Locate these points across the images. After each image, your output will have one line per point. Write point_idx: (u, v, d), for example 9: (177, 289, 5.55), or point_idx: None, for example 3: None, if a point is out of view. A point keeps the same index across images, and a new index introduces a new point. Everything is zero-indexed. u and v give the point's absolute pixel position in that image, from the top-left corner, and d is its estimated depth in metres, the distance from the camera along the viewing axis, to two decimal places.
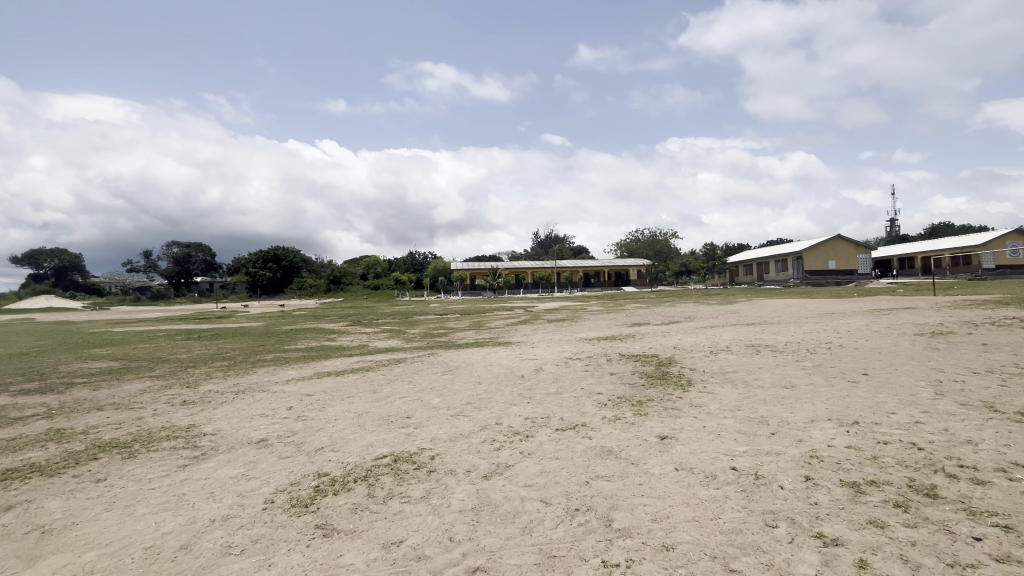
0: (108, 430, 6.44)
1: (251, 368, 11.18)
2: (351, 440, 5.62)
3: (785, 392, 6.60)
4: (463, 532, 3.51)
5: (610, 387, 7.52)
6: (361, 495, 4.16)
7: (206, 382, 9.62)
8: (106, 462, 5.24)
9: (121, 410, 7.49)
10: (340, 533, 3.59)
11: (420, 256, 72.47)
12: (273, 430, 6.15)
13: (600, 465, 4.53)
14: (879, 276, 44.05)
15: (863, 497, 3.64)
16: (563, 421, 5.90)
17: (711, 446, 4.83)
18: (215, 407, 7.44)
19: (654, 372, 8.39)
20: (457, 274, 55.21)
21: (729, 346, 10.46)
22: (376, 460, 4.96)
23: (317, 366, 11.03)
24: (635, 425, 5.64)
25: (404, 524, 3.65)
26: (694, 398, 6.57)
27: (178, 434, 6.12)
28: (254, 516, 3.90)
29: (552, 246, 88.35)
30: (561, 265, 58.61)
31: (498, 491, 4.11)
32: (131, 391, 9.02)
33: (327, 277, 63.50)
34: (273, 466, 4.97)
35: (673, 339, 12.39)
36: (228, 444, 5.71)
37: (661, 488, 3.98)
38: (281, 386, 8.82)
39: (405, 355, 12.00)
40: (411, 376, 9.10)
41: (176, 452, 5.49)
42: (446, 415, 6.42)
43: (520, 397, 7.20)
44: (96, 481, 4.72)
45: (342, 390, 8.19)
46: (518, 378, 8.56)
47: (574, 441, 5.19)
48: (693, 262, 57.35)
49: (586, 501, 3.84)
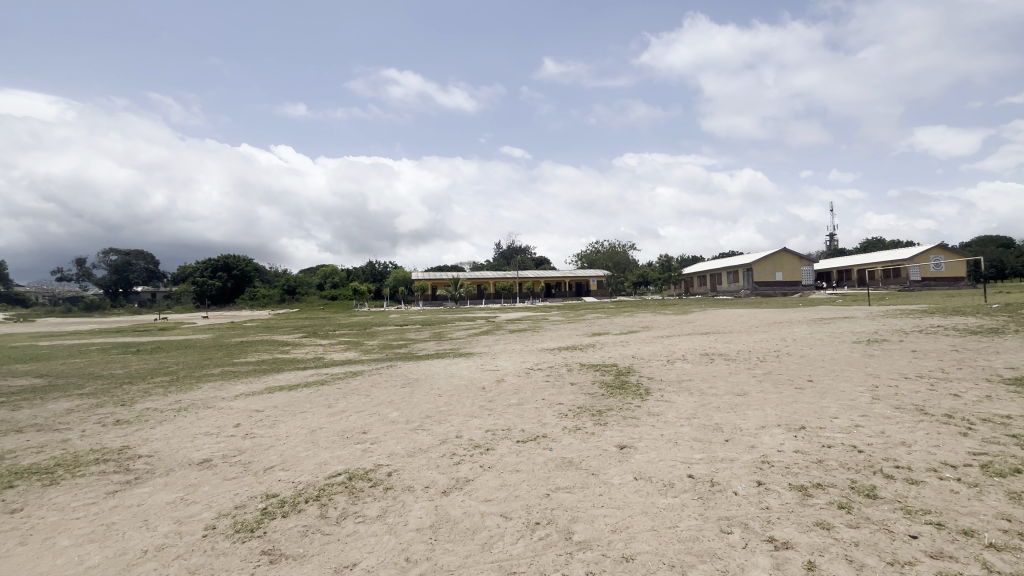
0: (27, 454, 5.86)
1: (195, 383, 10.51)
2: (303, 458, 5.36)
3: (738, 399, 6.84)
4: (421, 551, 3.39)
5: (570, 398, 7.55)
6: (313, 516, 3.96)
7: (144, 399, 8.97)
8: (23, 490, 4.75)
9: (44, 432, 6.85)
10: (288, 559, 3.39)
11: (380, 267, 71.10)
12: (218, 450, 5.80)
13: (561, 477, 4.51)
14: (821, 286, 46.83)
15: (810, 500, 3.79)
16: (524, 433, 5.87)
17: (669, 454, 4.92)
18: (153, 427, 6.92)
19: (614, 382, 8.49)
20: (417, 284, 54.40)
21: (685, 355, 10.75)
22: (329, 478, 4.75)
23: (267, 380, 10.49)
24: (596, 434, 5.69)
25: (358, 546, 3.49)
26: (652, 407, 6.72)
27: (109, 457, 5.65)
28: (193, 544, 3.63)
29: (514, 257, 89.00)
30: (523, 275, 59.01)
31: (458, 507, 4.00)
32: (57, 410, 8.28)
33: (282, 287, 61.20)
34: (216, 488, 4.66)
35: (632, 348, 12.65)
36: (166, 466, 5.32)
37: (620, 498, 4.00)
38: (227, 402, 8.31)
39: (363, 367, 11.64)
40: (369, 389, 8.84)
41: (107, 476, 5.07)
42: (404, 430, 6.25)
43: (481, 409, 7.12)
44: (10, 513, 4.26)
45: (295, 406, 7.81)
46: (479, 390, 8.45)
47: (535, 452, 5.16)
48: (650, 272, 58.84)
49: (547, 514, 3.80)
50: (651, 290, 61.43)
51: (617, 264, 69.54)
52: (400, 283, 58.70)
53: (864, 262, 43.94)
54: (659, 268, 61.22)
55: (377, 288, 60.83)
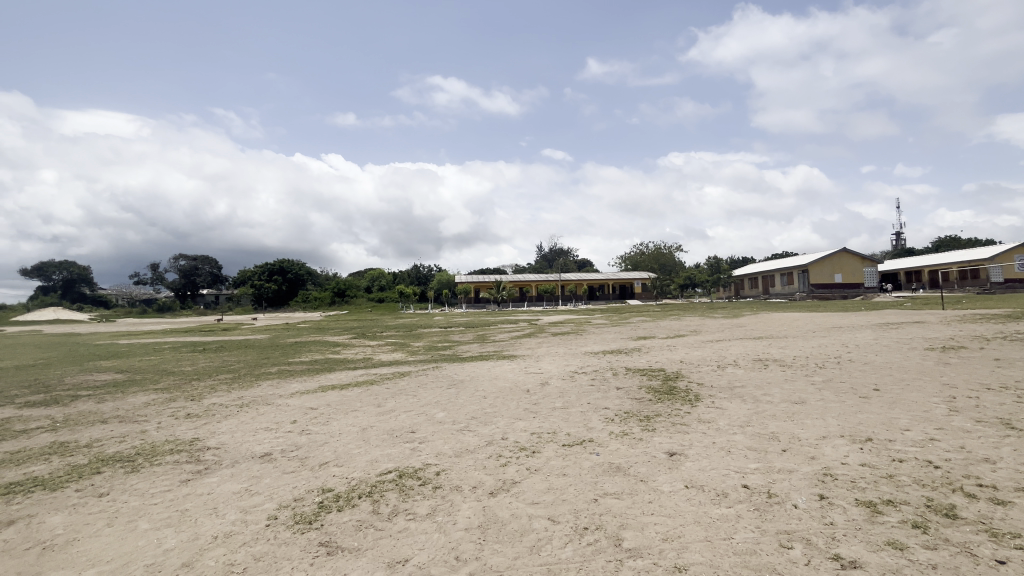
0: (111, 444, 6.39)
1: (255, 380, 11.14)
2: (355, 455, 5.57)
3: (795, 407, 6.50)
4: (470, 551, 3.43)
5: (616, 402, 7.43)
6: (366, 512, 4.10)
7: (211, 394, 9.58)
8: (109, 476, 5.19)
9: (126, 423, 7.46)
10: (344, 551, 3.53)
11: (425, 270, 72.78)
12: (277, 444, 6.11)
13: (608, 482, 4.45)
14: (886, 288, 43.83)
15: (879, 517, 3.54)
16: (570, 437, 5.83)
17: (722, 463, 4.74)
18: (219, 421, 7.39)
19: (661, 387, 8.27)
20: (461, 287, 55.25)
21: (736, 360, 10.33)
22: (380, 475, 4.91)
23: (321, 379, 10.94)
24: (644, 440, 5.57)
25: (409, 543, 3.58)
26: (702, 414, 6.50)
27: (181, 448, 6.08)
28: (257, 533, 3.84)
29: (556, 260, 88.79)
30: (566, 278, 58.70)
31: (505, 508, 4.03)
32: (136, 403, 8.99)
33: (333, 290, 63.80)
34: (277, 481, 4.92)
35: (680, 352, 12.30)
36: (232, 458, 5.67)
37: (671, 506, 3.90)
38: (285, 399, 8.76)
39: (410, 369, 11.93)
40: (416, 390, 9.06)
41: (180, 466, 5.45)
42: (451, 430, 6.36)
43: (526, 411, 7.12)
44: (98, 496, 4.66)
45: (347, 404, 8.13)
46: (524, 392, 8.48)
47: (581, 457, 5.12)
48: (697, 275, 56.97)
49: (595, 519, 3.76)
50: (698, 293, 59.53)
51: (662, 265, 67.86)
52: (444, 287, 59.83)
53: (936, 262, 40.77)
54: (707, 269, 59.16)
55: (422, 291, 62.25)
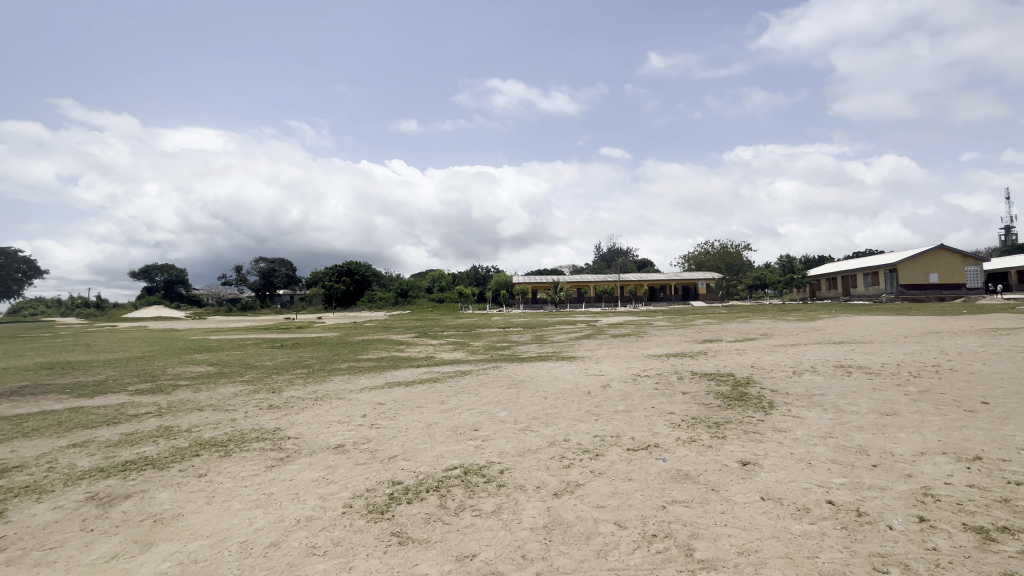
0: (206, 430, 7.03)
1: (328, 375, 11.84)
2: (422, 450, 5.76)
3: (886, 419, 5.95)
4: (536, 550, 3.45)
5: (682, 407, 7.16)
6: (434, 505, 4.23)
7: (289, 388, 10.30)
8: (206, 458, 5.72)
9: (218, 411, 8.21)
10: (415, 542, 3.66)
11: (483, 271, 73.97)
12: (350, 437, 6.45)
13: (677, 489, 4.29)
14: (993, 289, 39.08)
15: (993, 545, 3.17)
16: (634, 441, 5.70)
17: (801, 475, 4.44)
18: (297, 412, 7.93)
19: (731, 393, 7.86)
20: (519, 288, 55.67)
21: (815, 367, 9.61)
22: (446, 471, 5.05)
23: (387, 376, 11.41)
24: (713, 448, 5.32)
25: (476, 538, 3.65)
26: (778, 422, 6.11)
27: (266, 436, 6.59)
28: (335, 519, 4.07)
29: (615, 260, 87.19)
30: (625, 278, 57.46)
31: (570, 510, 4.01)
32: (226, 394, 9.85)
33: (396, 290, 66.44)
34: (350, 471, 5.20)
35: (750, 357, 11.64)
36: (310, 448, 6.06)
37: (746, 518, 3.70)
38: (355, 394, 9.24)
39: (470, 367, 12.18)
40: (478, 389, 9.22)
41: (264, 453, 5.89)
42: (513, 429, 6.42)
43: (588, 414, 7.04)
44: (198, 476, 5.15)
45: (412, 401, 8.43)
46: (584, 394, 8.36)
47: (647, 462, 4.98)
48: (767, 274, 53.73)
49: (664, 527, 3.65)
50: (769, 293, 56.16)
51: (728, 265, 64.64)
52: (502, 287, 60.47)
53: None
54: (779, 269, 55.58)
55: (480, 291, 63.30)
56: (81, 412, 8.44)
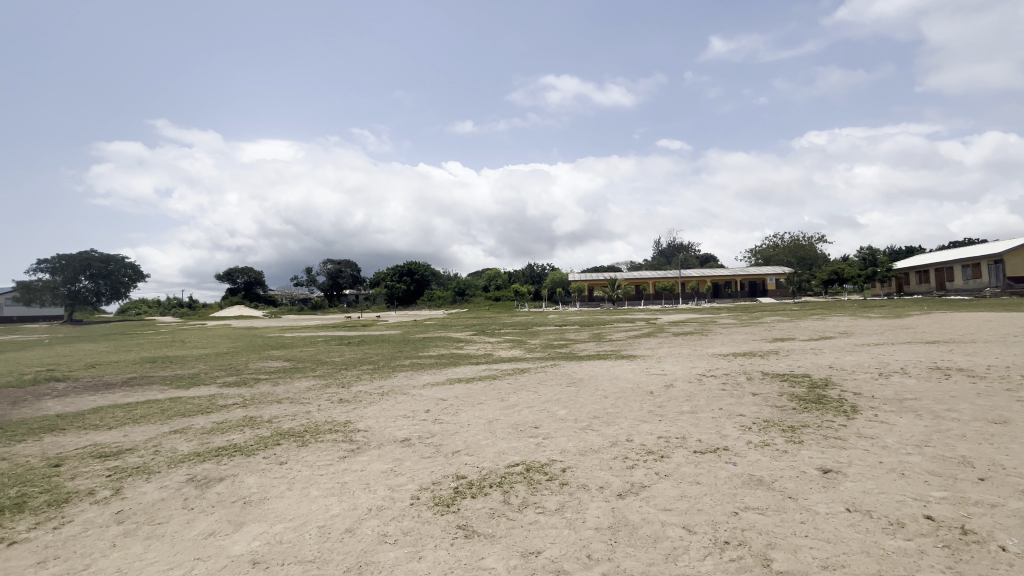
0: (285, 421, 7.55)
1: (392, 372, 12.34)
2: (484, 446, 5.86)
3: (995, 428, 5.32)
4: (602, 551, 3.41)
5: (753, 409, 6.79)
6: (498, 501, 4.29)
7: (357, 383, 10.85)
8: (286, 447, 6.15)
9: (295, 404, 8.79)
10: (480, 536, 3.73)
11: (539, 269, 73.97)
12: (415, 431, 6.69)
13: (750, 495, 4.08)
14: None
15: None
16: (701, 443, 5.48)
17: (893, 487, 4.07)
18: (365, 406, 8.33)
19: (808, 395, 7.35)
20: (575, 285, 55.17)
21: (905, 368, 8.77)
22: (509, 467, 5.10)
23: (448, 373, 11.71)
24: (789, 453, 5.01)
25: (541, 535, 3.67)
26: (864, 428, 5.64)
27: (338, 428, 6.98)
28: (404, 510, 4.24)
29: (675, 256, 84.18)
30: (686, 274, 55.35)
31: (636, 512, 3.93)
32: (301, 387, 10.54)
33: (454, 289, 68.02)
34: (417, 464, 5.38)
35: (828, 357, 10.83)
36: (378, 440, 6.34)
37: (829, 530, 3.46)
38: (418, 390, 9.56)
39: (529, 365, 12.22)
40: (537, 386, 9.24)
41: (337, 444, 6.24)
42: (573, 428, 6.37)
43: (651, 414, 6.85)
44: (280, 464, 5.55)
45: (472, 397, 8.59)
46: (646, 394, 8.15)
47: (716, 466, 4.78)
48: (845, 267, 49.75)
49: (737, 534, 3.49)
50: (847, 289, 51.96)
51: (801, 258, 60.48)
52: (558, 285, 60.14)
53: None
54: (859, 261, 51.30)
55: (536, 289, 63.35)
56: (179, 402, 9.35)
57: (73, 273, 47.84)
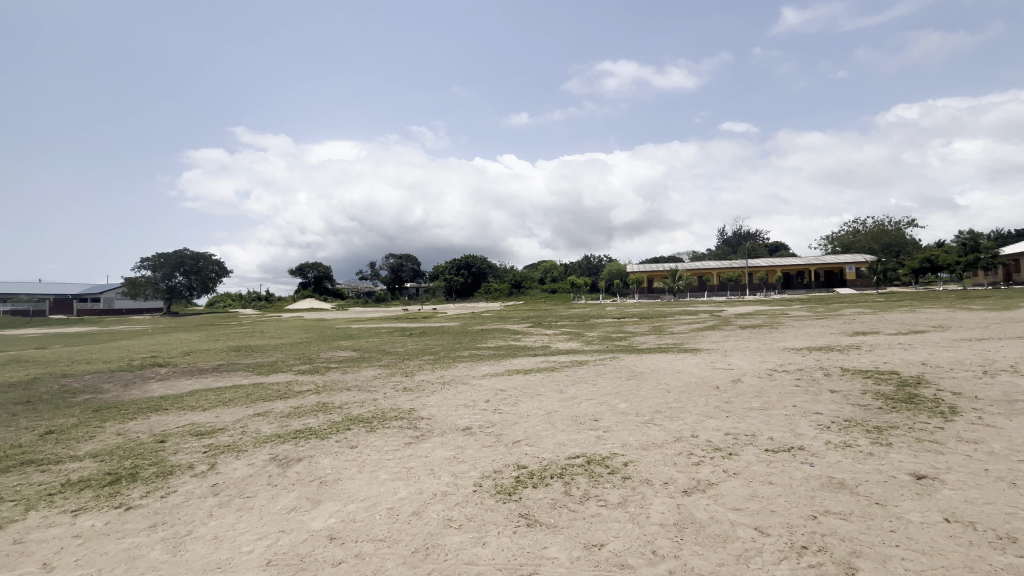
0: (354, 407, 7.99)
1: (452, 362, 12.68)
2: (544, 437, 5.89)
3: None
4: (667, 547, 3.33)
5: (832, 407, 6.33)
6: (559, 492, 4.30)
7: (420, 372, 11.26)
8: (356, 432, 6.51)
9: (363, 391, 9.29)
10: (542, 525, 3.76)
11: (596, 261, 72.84)
12: (475, 420, 6.84)
13: (830, 499, 3.82)
14: None
15: None
16: (774, 442, 5.19)
17: (1002, 498, 3.64)
18: (428, 395, 8.64)
19: (896, 394, 6.73)
20: (633, 277, 53.83)
21: (1015, 366, 7.81)
22: (569, 459, 5.09)
23: (506, 364, 11.86)
24: (876, 456, 4.62)
25: (603, 528, 3.64)
26: (965, 432, 5.09)
27: (403, 415, 7.30)
28: (467, 496, 4.36)
29: (741, 246, 79.89)
30: (754, 264, 52.33)
31: (703, 510, 3.79)
32: (368, 376, 11.10)
33: (510, 282, 68.62)
34: (478, 452, 5.51)
35: (920, 352, 9.87)
36: (441, 428, 6.55)
37: (924, 541, 3.16)
38: (478, 380, 9.77)
39: (587, 358, 12.12)
40: (596, 379, 9.15)
41: (403, 430, 6.52)
42: (635, 422, 6.25)
43: (717, 410, 6.57)
44: (351, 447, 5.88)
45: (531, 388, 8.66)
46: (712, 389, 7.81)
47: (791, 466, 4.50)
48: (940, 253, 44.92)
49: (816, 539, 3.28)
50: (943, 278, 46.93)
51: (886, 245, 55.31)
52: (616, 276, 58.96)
53: None
54: (957, 247, 46.13)
55: (593, 281, 62.47)
56: (261, 387, 10.17)
57: (170, 270, 53.14)
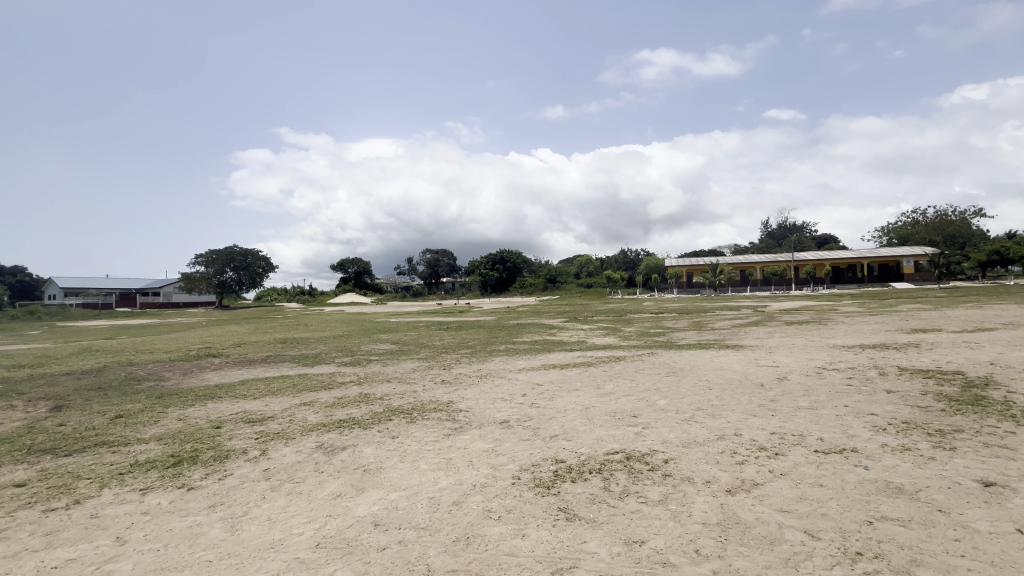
0: (395, 398, 8.20)
1: (488, 356, 12.80)
2: (581, 432, 5.87)
3: None
4: (711, 547, 3.26)
5: (888, 408, 6.00)
6: (598, 487, 4.28)
7: (457, 365, 11.42)
8: (397, 422, 6.69)
9: (403, 383, 9.52)
10: (581, 520, 3.75)
11: (632, 255, 71.54)
12: (512, 414, 6.89)
13: (887, 504, 3.63)
14: None
15: None
16: (824, 443, 4.97)
17: None
18: (465, 388, 8.76)
19: (960, 395, 6.30)
20: (671, 272, 52.56)
21: None
22: (608, 455, 5.05)
23: (542, 358, 11.86)
24: (938, 461, 4.35)
25: (644, 525, 3.59)
26: None
27: (441, 407, 7.43)
28: (506, 488, 4.40)
29: (787, 238, 76.50)
30: (801, 258, 50.03)
31: (748, 510, 3.69)
32: (407, 368, 11.36)
33: (545, 277, 68.40)
34: (516, 446, 5.55)
35: (988, 351, 9.19)
36: (479, 421, 6.64)
37: (993, 552, 2.96)
38: (515, 374, 9.82)
39: (624, 353, 11.96)
40: (634, 375, 9.02)
41: (442, 422, 6.65)
42: (675, 419, 6.12)
43: (762, 408, 6.35)
44: (392, 438, 6.05)
45: (568, 383, 8.63)
46: (756, 386, 7.56)
47: (844, 468, 4.31)
48: (1011, 245, 41.54)
49: (872, 545, 3.13)
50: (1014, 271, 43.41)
51: (949, 236, 51.63)
52: (654, 271, 57.73)
53: None
54: None
55: (630, 276, 61.43)
56: (307, 378, 10.60)
57: (221, 266, 55.98)
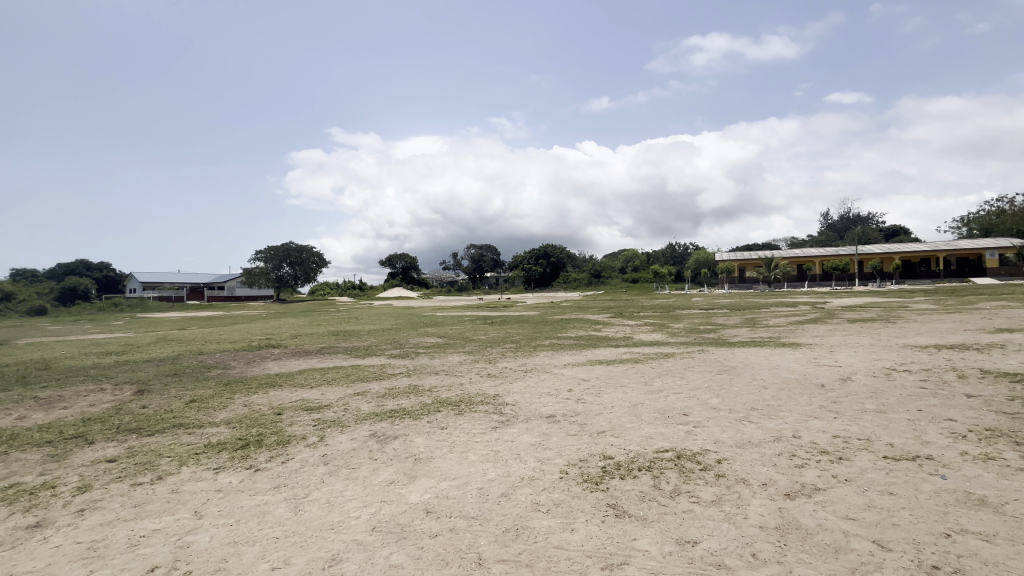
0: (443, 390, 8.39)
1: (533, 350, 12.83)
2: (630, 429, 5.78)
3: None
4: (769, 552, 3.14)
5: (967, 414, 5.54)
6: (647, 485, 4.22)
7: (502, 359, 11.52)
8: (445, 414, 6.86)
9: (450, 376, 9.72)
10: (631, 517, 3.71)
11: (680, 249, 69.40)
12: (559, 409, 6.89)
13: (967, 516, 3.37)
14: None
15: None
16: (895, 448, 4.65)
17: None
18: (511, 382, 8.84)
19: None
20: (722, 266, 50.55)
21: None
22: (658, 453, 4.96)
23: (587, 354, 11.76)
24: None
25: (697, 525, 3.51)
26: None
27: (488, 400, 7.54)
28: (554, 482, 4.42)
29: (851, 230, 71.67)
30: (866, 251, 46.75)
31: (810, 515, 3.52)
32: (454, 362, 11.58)
33: (590, 272, 67.56)
34: (563, 440, 5.55)
35: None
36: (525, 415, 6.68)
37: None
38: (560, 369, 9.80)
39: (673, 350, 11.66)
40: (683, 372, 8.78)
41: (489, 415, 6.75)
42: (728, 418, 5.92)
43: (823, 410, 6.02)
44: (441, 428, 6.20)
45: (614, 379, 8.53)
46: (817, 387, 7.16)
47: (917, 477, 4.02)
48: None
49: (950, 560, 2.91)
50: None
51: None
52: (703, 265, 55.73)
53: None
54: None
55: (677, 271, 59.65)
56: (359, 369, 11.03)
57: (279, 261, 59.01)
